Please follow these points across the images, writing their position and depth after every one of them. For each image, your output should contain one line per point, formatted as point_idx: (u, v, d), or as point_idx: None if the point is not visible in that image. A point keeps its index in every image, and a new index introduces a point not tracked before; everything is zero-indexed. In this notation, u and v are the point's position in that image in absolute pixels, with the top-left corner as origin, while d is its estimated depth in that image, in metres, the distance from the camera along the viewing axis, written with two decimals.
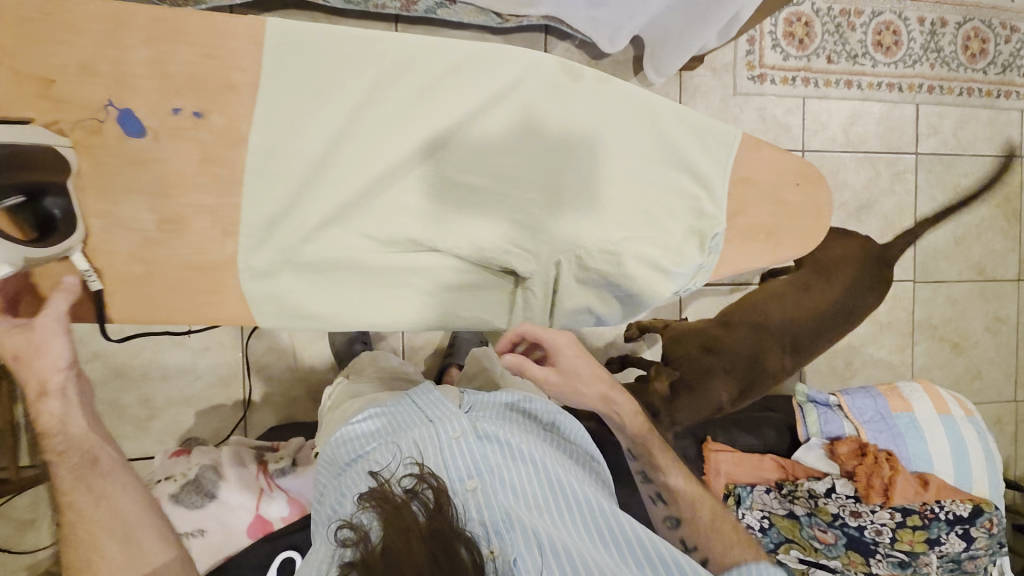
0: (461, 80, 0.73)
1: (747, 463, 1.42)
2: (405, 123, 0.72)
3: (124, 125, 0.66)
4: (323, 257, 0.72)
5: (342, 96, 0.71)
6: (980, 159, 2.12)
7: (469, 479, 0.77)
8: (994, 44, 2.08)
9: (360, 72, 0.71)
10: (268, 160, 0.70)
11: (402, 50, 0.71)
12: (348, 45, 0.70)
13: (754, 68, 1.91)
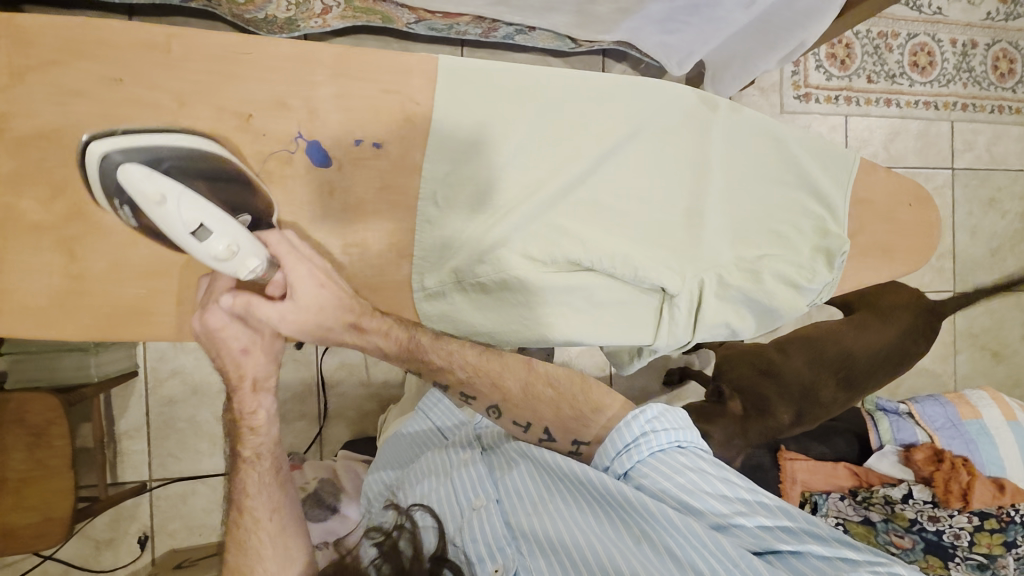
0: (615, 111, 0.79)
1: (821, 471, 1.46)
2: (566, 150, 0.78)
3: (312, 156, 0.71)
4: (492, 277, 0.77)
5: (506, 127, 0.75)
6: (1012, 173, 2.20)
7: (476, 498, 0.80)
8: (1022, 63, 2.17)
9: (526, 104, 0.76)
10: (443, 189, 0.76)
11: (561, 84, 0.76)
12: (514, 80, 0.75)
13: (799, 88, 1.98)
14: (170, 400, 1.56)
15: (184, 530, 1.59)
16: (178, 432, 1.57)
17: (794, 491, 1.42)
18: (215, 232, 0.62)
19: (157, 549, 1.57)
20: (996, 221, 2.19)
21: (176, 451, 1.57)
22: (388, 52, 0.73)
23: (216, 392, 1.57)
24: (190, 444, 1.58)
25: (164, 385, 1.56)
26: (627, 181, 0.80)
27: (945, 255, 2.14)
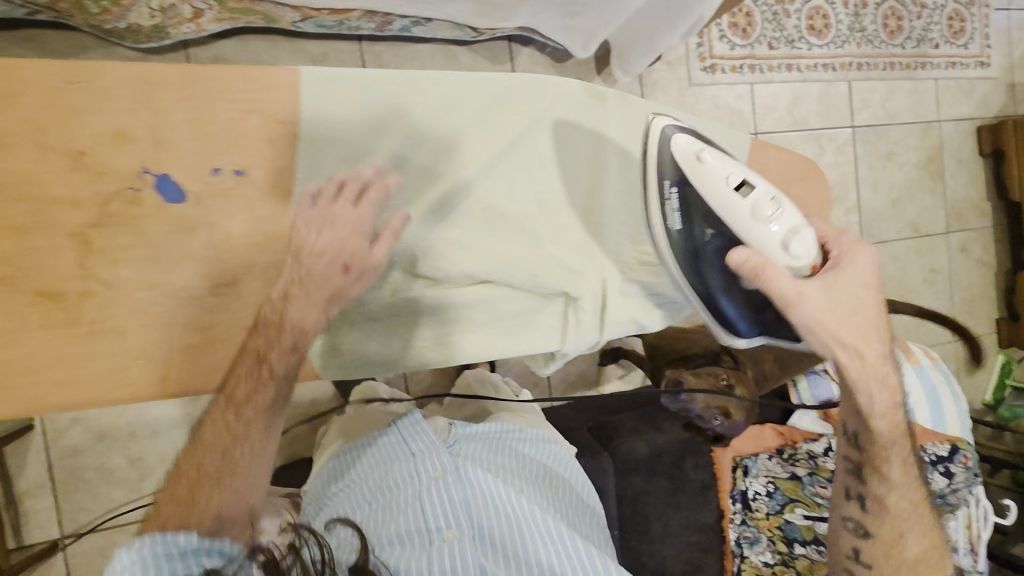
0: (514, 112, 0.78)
1: (751, 435, 1.59)
2: (469, 155, 0.76)
3: (163, 193, 0.66)
4: (386, 303, 0.75)
5: (393, 139, 0.72)
6: (906, 127, 2.33)
7: (446, 529, 1.04)
8: (908, 20, 2.28)
9: (419, 102, 0.72)
10: (322, 213, 0.70)
11: (446, 87, 0.73)
12: (394, 86, 0.71)
13: (705, 60, 2.00)
14: (76, 450, 1.44)
15: None
16: (89, 482, 1.45)
17: (726, 458, 1.55)
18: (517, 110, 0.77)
19: None
20: (895, 173, 2.32)
21: (86, 505, 1.44)
22: (244, 69, 0.67)
23: (127, 433, 1.46)
24: (104, 495, 1.45)
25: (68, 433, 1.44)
26: (533, 183, 0.80)
27: (852, 210, 2.26)
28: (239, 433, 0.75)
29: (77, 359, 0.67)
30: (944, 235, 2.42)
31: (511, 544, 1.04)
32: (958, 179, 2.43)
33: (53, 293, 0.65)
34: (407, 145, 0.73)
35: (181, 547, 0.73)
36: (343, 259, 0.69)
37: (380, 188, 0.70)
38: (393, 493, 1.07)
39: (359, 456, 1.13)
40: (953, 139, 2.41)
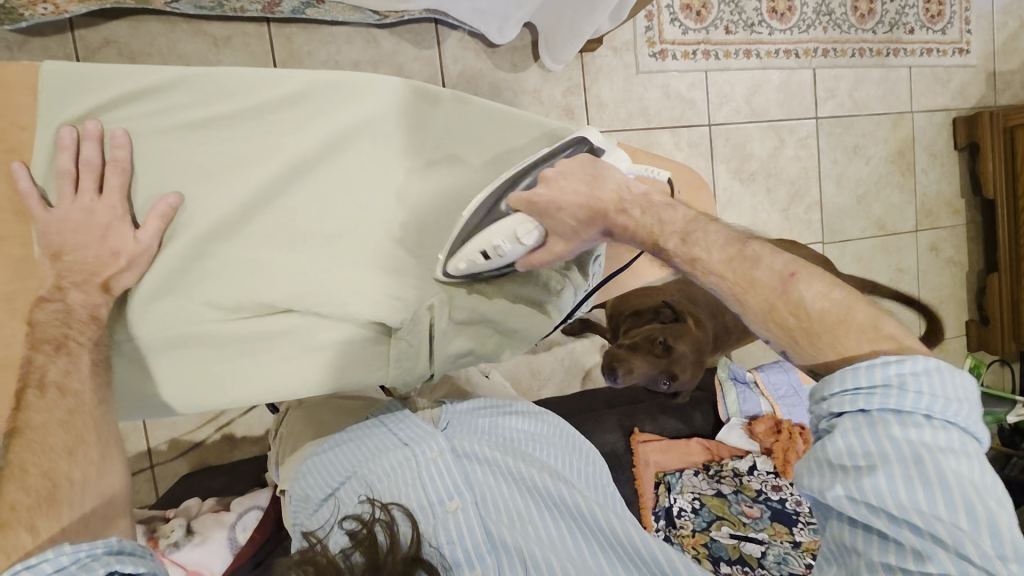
0: (305, 116, 0.75)
1: (675, 450, 1.50)
2: (256, 163, 0.74)
3: None
4: (175, 331, 0.74)
5: (174, 144, 0.71)
6: (875, 119, 2.20)
7: (450, 501, 0.90)
8: (880, 3, 2.13)
9: (203, 103, 0.71)
10: (65, 228, 0.68)
11: (238, 84, 0.72)
12: (173, 85, 0.70)
13: (654, 45, 1.87)
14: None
15: None
16: None
17: (647, 473, 1.43)
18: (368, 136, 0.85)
19: None
20: (861, 168, 2.20)
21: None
22: None
23: None
24: None
25: None
26: (336, 192, 0.77)
27: (813, 208, 2.15)
28: (75, 436, 0.69)
29: None
30: (912, 233, 2.31)
31: (523, 507, 0.92)
32: (930, 174, 2.31)
33: None
34: (182, 148, 0.71)
35: (55, 565, 0.58)
36: (110, 245, 0.69)
37: (121, 147, 0.68)
38: (390, 482, 0.94)
39: (336, 451, 1.01)
40: (927, 132, 2.28)
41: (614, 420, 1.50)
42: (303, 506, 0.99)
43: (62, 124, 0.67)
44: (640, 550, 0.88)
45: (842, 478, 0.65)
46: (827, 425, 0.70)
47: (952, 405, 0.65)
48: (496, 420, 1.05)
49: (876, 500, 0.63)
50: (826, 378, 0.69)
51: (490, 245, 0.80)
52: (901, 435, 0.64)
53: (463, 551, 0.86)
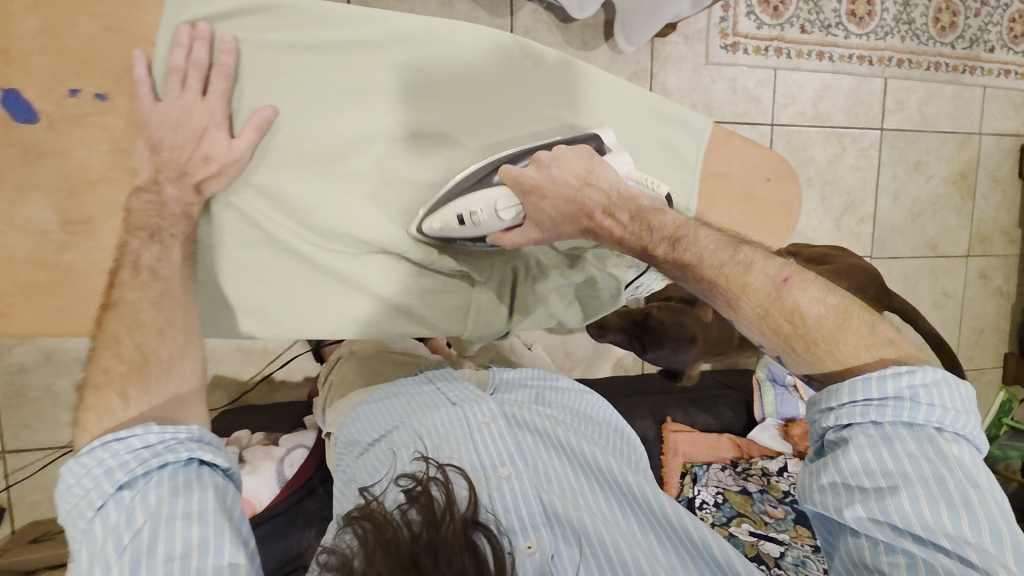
0: (416, 60, 0.79)
1: (704, 443, 1.49)
2: (361, 97, 0.78)
3: (12, 109, 0.66)
4: (278, 247, 0.80)
5: (301, 67, 0.74)
6: (941, 137, 2.14)
7: (503, 466, 0.90)
8: (964, 17, 2.06)
9: (335, 32, 0.75)
10: (174, 133, 0.70)
11: (371, 20, 0.76)
12: (310, 11, 0.73)
13: (727, 37, 1.84)
14: (22, 367, 1.46)
15: (48, 502, 1.54)
16: (35, 400, 1.48)
17: (674, 463, 1.44)
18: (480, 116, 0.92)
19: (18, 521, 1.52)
20: (920, 185, 2.15)
21: (30, 422, 1.48)
22: None
23: (73, 357, 1.48)
24: (48, 413, 1.50)
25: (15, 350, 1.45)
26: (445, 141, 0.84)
27: (866, 221, 2.11)
28: (163, 318, 0.70)
29: None
30: (964, 258, 2.26)
31: (571, 479, 0.92)
32: (989, 200, 2.24)
33: None
34: (309, 73, 0.75)
35: (142, 440, 0.61)
36: (204, 149, 0.71)
37: (229, 54, 0.70)
38: (441, 441, 0.95)
39: (385, 408, 1.03)
40: (993, 156, 2.22)
41: (646, 407, 1.52)
42: (351, 455, 1.01)
43: (181, 24, 0.69)
44: (695, 539, 0.85)
45: (863, 497, 0.65)
46: (835, 439, 0.70)
47: (959, 417, 0.67)
48: (544, 397, 1.07)
49: (903, 521, 0.62)
50: (830, 388, 0.70)
51: (467, 211, 0.81)
52: (917, 451, 0.65)
53: (516, 515, 0.86)
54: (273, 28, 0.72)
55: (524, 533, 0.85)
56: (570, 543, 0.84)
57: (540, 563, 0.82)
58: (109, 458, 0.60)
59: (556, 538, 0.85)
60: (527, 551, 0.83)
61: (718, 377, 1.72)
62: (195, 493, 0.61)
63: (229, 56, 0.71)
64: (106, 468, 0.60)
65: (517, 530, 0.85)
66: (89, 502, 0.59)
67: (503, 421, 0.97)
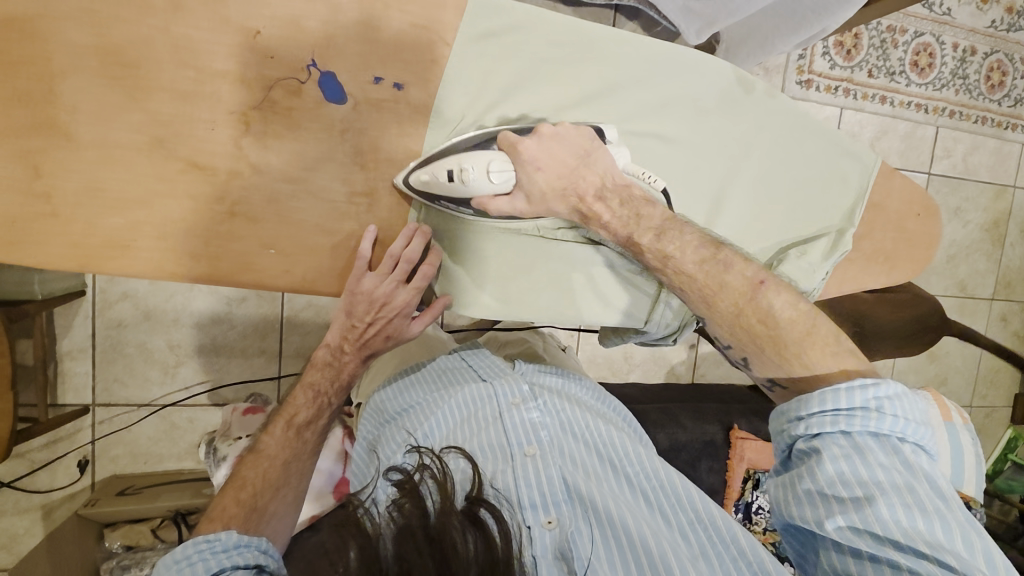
0: (641, 77, 0.75)
1: (769, 452, 1.51)
2: (577, 102, 0.73)
3: (325, 89, 0.63)
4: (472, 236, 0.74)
5: (536, 75, 0.71)
6: (980, 186, 2.21)
7: (527, 445, 0.74)
8: (1012, 77, 2.16)
9: (575, 48, 0.71)
10: (438, 141, 0.69)
11: (606, 35, 0.72)
12: (553, 25, 0.69)
13: (803, 73, 1.93)
14: (120, 323, 1.30)
15: (131, 456, 1.37)
16: (128, 358, 1.31)
17: (740, 468, 1.48)
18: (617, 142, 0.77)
19: (100, 475, 1.35)
20: (957, 231, 2.21)
21: (119, 376, 1.32)
22: None
23: None
24: (138, 370, 1.32)
25: (115, 304, 1.29)
26: (651, 160, 0.78)
27: None
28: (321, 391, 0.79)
29: (202, 237, 0.63)
30: (988, 301, 2.31)
31: (594, 465, 0.75)
32: (1017, 249, 2.30)
33: (202, 165, 0.61)
34: (539, 87, 0.71)
35: (223, 545, 0.62)
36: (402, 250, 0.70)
37: (493, 61, 0.68)
38: (460, 423, 0.79)
39: (408, 383, 0.88)
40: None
41: (713, 412, 1.53)
42: (373, 424, 0.88)
43: (464, 32, 0.66)
44: (730, 543, 0.68)
45: (840, 508, 0.52)
46: (805, 449, 0.57)
47: (920, 430, 0.55)
48: (577, 386, 0.88)
49: (880, 536, 0.50)
50: (799, 397, 0.58)
51: (456, 167, 0.65)
52: (888, 462, 0.53)
53: (535, 491, 0.70)
54: (530, 43, 0.69)
55: (543, 508, 0.69)
56: (594, 529, 0.68)
57: (557, 544, 0.67)
58: (194, 556, 0.60)
59: (579, 518, 0.69)
60: (544, 528, 0.68)
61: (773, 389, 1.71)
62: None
63: (487, 67, 0.68)
64: (190, 562, 0.60)
65: (533, 505, 0.69)
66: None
67: (537, 403, 0.79)
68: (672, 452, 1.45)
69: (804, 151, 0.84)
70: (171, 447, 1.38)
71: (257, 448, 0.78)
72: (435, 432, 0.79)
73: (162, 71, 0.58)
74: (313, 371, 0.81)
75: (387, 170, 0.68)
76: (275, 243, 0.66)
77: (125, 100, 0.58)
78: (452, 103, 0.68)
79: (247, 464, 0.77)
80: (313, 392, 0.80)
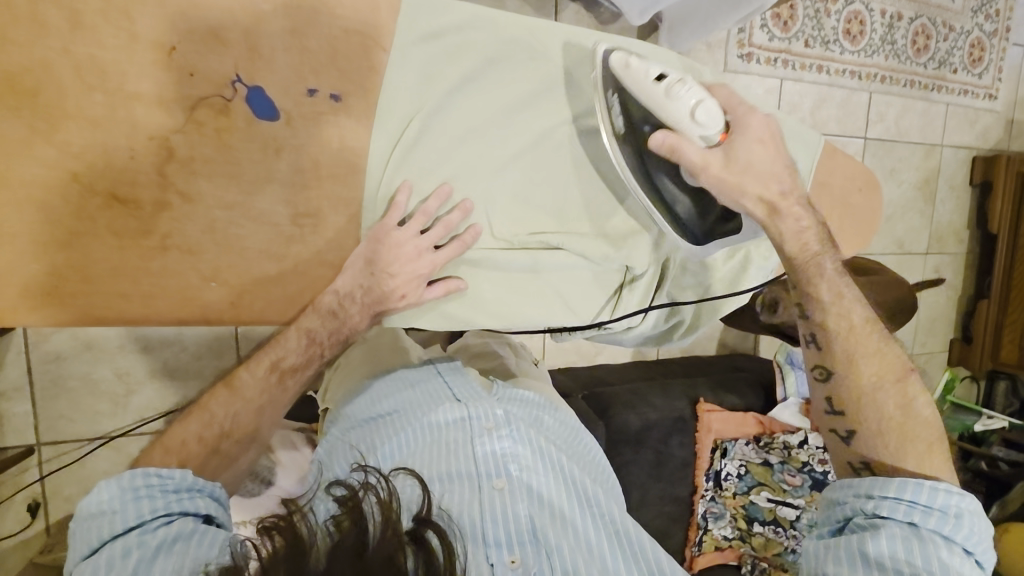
0: (589, 71, 0.73)
1: (733, 421, 1.55)
2: (528, 98, 0.71)
3: (255, 106, 0.59)
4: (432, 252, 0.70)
5: (482, 75, 0.68)
6: (912, 148, 2.06)
7: (497, 477, 0.73)
8: (935, 40, 2.01)
9: (519, 47, 0.69)
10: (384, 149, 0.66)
11: (550, 31, 0.70)
12: (494, 24, 0.67)
13: (743, 47, 1.73)
14: (57, 357, 1.13)
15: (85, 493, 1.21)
16: (70, 394, 1.15)
17: (708, 439, 1.50)
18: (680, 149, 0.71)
19: (54, 516, 1.19)
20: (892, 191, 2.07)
21: (63, 412, 1.15)
22: None
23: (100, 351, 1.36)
24: (85, 403, 1.16)
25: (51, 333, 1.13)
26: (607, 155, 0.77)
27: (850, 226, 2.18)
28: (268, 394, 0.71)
29: (132, 276, 0.58)
30: (923, 256, 2.16)
31: (560, 502, 0.74)
32: (946, 205, 2.15)
33: (125, 198, 0.56)
34: (486, 89, 0.69)
35: (175, 486, 0.60)
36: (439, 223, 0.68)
37: (434, 66, 0.65)
38: (427, 449, 0.77)
39: (379, 394, 0.85)
40: (952, 166, 2.13)
41: (678, 389, 1.53)
42: (336, 432, 0.85)
43: (403, 35, 0.63)
44: None
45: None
46: (865, 524, 0.62)
47: (974, 535, 0.60)
48: (551, 416, 0.86)
49: None
50: (876, 477, 0.63)
51: (694, 106, 0.65)
52: (947, 559, 0.58)
53: (501, 527, 0.69)
54: (472, 44, 0.67)
55: (507, 546, 0.68)
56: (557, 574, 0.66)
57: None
58: (143, 491, 0.59)
59: (543, 560, 0.67)
60: (507, 567, 0.66)
61: (732, 359, 1.73)
62: (203, 541, 0.57)
63: (429, 71, 0.65)
64: (136, 497, 0.58)
65: (497, 542, 0.68)
66: (108, 528, 0.57)
67: (509, 430, 0.78)
68: (644, 432, 1.44)
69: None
70: None
71: (231, 384, 0.70)
72: (398, 454, 0.77)
73: (68, 98, 0.53)
74: (313, 317, 0.66)
75: (332, 186, 0.64)
76: (218, 275, 0.61)
77: (26, 132, 0.53)
78: (395, 110, 0.65)
79: (216, 399, 0.69)
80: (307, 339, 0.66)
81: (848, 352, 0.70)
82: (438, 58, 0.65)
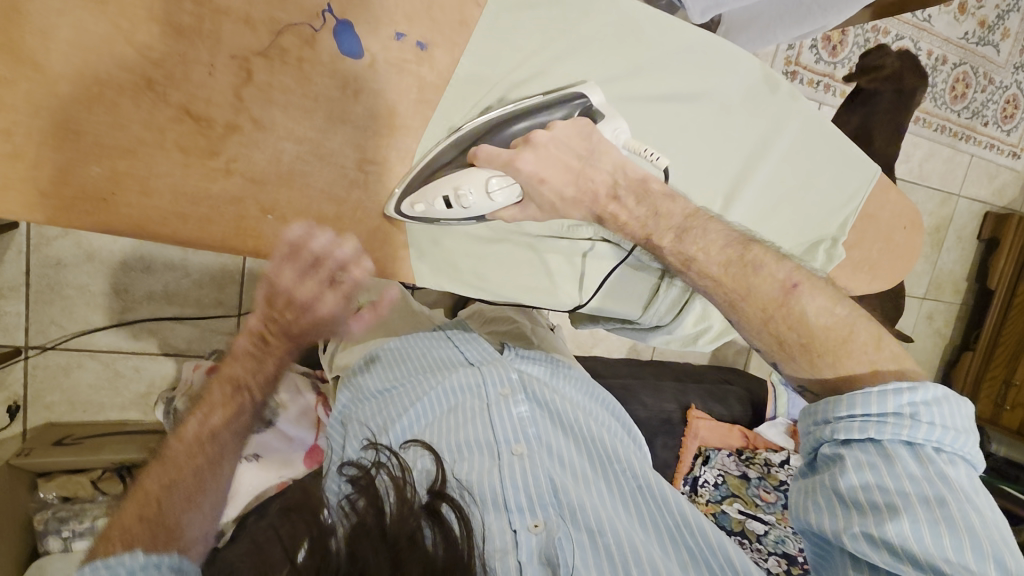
0: (670, 64, 0.72)
1: (718, 430, 1.54)
2: (607, 84, 0.70)
3: (342, 43, 0.56)
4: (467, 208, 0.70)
5: (568, 51, 0.67)
6: (929, 194, 1.93)
7: (515, 443, 0.71)
8: (973, 90, 1.90)
9: (606, 27, 0.67)
10: (459, 107, 0.65)
11: (641, 14, 0.68)
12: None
13: (789, 65, 1.63)
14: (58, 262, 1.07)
15: (68, 404, 1.15)
16: (68, 302, 1.09)
17: (693, 444, 1.49)
18: (467, 188, 0.61)
19: (32, 422, 1.12)
20: None
21: (56, 319, 1.09)
22: None
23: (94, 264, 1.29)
24: (80, 314, 1.10)
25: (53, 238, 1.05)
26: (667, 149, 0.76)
27: None
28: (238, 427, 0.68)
29: (194, 197, 0.56)
30: (919, 300, 2.04)
31: (582, 465, 0.72)
32: (951, 255, 2.04)
33: (197, 115, 0.54)
34: (569, 66, 0.68)
35: (129, 567, 0.53)
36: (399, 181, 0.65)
37: (521, 33, 0.64)
38: (440, 419, 0.76)
39: (387, 364, 0.85)
40: (964, 218, 2.02)
41: (671, 391, 1.54)
42: (350, 403, 0.84)
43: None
44: (715, 548, 0.64)
45: (858, 519, 0.50)
46: (831, 455, 0.55)
47: (960, 438, 0.52)
48: (565, 377, 0.84)
49: (890, 558, 0.47)
50: (829, 398, 0.55)
51: (454, 191, 0.62)
52: (919, 473, 0.50)
53: (522, 492, 0.67)
54: (562, 16, 0.65)
55: (529, 510, 0.66)
56: (581, 535, 0.64)
57: (544, 549, 0.63)
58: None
59: (567, 522, 0.65)
60: (530, 532, 0.64)
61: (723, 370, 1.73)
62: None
63: (518, 36, 0.64)
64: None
65: (519, 508, 0.66)
66: None
67: (524, 395, 0.77)
68: None
69: (824, 156, 0.85)
70: (115, 396, 1.17)
71: (183, 433, 0.65)
72: (409, 428, 0.75)
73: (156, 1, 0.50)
74: (233, 363, 0.68)
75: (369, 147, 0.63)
76: (276, 210, 0.60)
77: (108, 30, 0.50)
78: (476, 73, 0.64)
79: (170, 453, 0.64)
80: (236, 386, 0.68)
81: (729, 298, 0.60)
82: (528, 26, 0.64)
